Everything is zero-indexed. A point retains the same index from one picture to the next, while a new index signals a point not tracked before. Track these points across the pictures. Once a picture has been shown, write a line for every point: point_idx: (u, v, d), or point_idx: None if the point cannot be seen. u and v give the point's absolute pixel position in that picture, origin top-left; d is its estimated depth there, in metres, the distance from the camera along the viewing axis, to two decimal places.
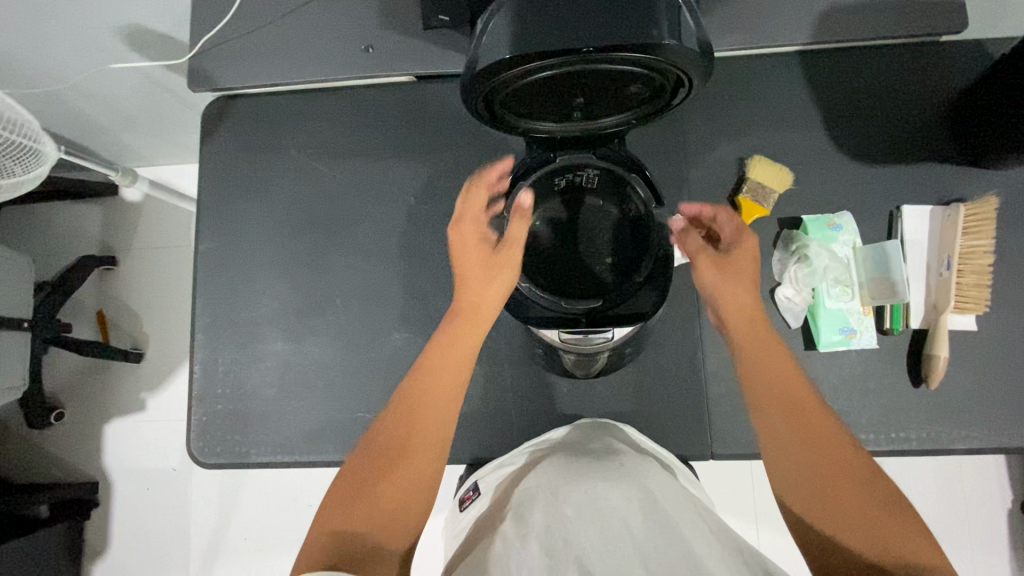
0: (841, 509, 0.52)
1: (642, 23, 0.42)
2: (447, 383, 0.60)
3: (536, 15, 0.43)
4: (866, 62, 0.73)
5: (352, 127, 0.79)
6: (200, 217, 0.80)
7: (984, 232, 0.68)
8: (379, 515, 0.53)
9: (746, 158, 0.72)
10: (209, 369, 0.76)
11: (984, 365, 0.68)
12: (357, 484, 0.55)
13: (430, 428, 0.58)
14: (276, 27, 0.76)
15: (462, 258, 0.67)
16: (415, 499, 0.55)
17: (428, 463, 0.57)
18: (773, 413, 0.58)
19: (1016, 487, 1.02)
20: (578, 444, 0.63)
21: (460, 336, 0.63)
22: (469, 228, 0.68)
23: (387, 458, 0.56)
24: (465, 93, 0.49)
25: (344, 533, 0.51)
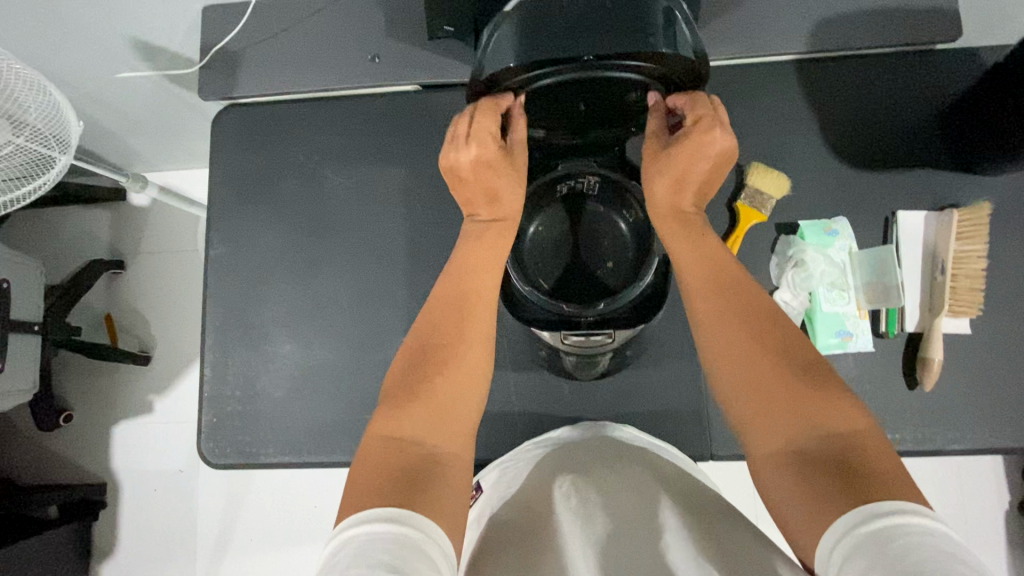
0: (773, 406, 0.49)
1: (639, 28, 0.43)
2: (494, 274, 0.60)
3: (539, 23, 0.44)
4: (863, 70, 0.75)
5: (359, 134, 0.81)
6: (210, 222, 0.81)
7: (976, 238, 0.69)
8: (435, 416, 0.52)
9: (746, 165, 0.73)
10: (218, 371, 0.78)
11: (978, 368, 0.69)
12: (406, 387, 0.53)
13: (482, 324, 0.58)
14: (284, 38, 0.78)
15: (479, 182, 0.60)
16: (467, 400, 0.55)
17: (479, 363, 0.57)
18: (714, 317, 0.55)
19: (1015, 490, 1.03)
20: (580, 441, 0.67)
21: (494, 244, 0.61)
22: (488, 151, 0.58)
23: (433, 362, 0.55)
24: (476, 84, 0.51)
25: (402, 436, 0.50)
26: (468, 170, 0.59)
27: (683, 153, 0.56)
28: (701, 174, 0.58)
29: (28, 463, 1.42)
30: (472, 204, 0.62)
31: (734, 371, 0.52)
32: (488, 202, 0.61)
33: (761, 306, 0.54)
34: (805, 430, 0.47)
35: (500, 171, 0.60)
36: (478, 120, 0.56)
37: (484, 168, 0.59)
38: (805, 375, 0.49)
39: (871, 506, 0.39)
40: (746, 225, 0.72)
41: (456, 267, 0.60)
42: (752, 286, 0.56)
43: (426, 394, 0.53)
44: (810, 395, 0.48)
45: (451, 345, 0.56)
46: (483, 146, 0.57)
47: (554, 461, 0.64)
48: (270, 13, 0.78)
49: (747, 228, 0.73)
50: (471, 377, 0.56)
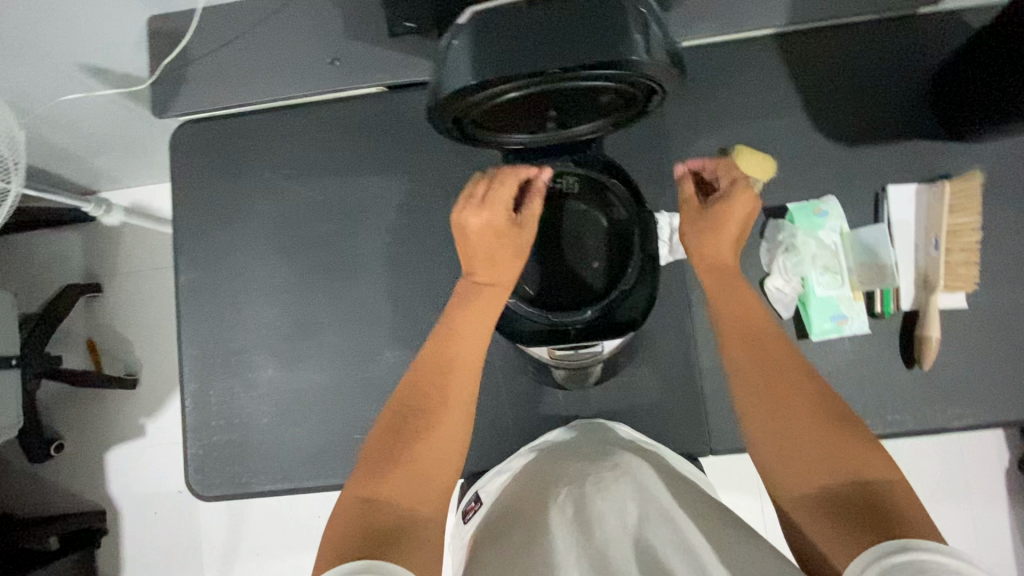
0: (802, 445, 0.49)
1: (614, 33, 0.38)
2: (478, 336, 0.58)
3: (495, 31, 0.38)
4: (845, 41, 0.72)
5: (324, 143, 0.78)
6: (178, 247, 0.78)
7: (968, 209, 0.67)
8: (415, 480, 0.51)
9: (730, 148, 0.72)
10: (200, 403, 0.75)
11: (976, 342, 0.68)
12: (386, 451, 0.52)
13: (463, 386, 0.57)
14: (238, 47, 0.74)
15: (483, 245, 0.59)
16: (450, 466, 0.54)
17: (459, 428, 0.55)
18: (740, 353, 0.56)
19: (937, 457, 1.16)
20: (574, 444, 0.65)
21: (477, 307, 0.59)
22: (496, 214, 0.59)
23: (415, 422, 0.54)
24: (432, 116, 0.45)
25: (379, 498, 0.49)
26: (473, 230, 0.59)
27: (721, 215, 0.61)
28: (733, 236, 0.62)
29: (24, 495, 1.39)
30: (473, 263, 0.60)
31: (761, 406, 0.52)
32: (481, 262, 0.60)
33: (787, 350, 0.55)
34: (835, 469, 0.47)
35: (502, 235, 0.59)
36: (498, 188, 0.59)
37: (491, 234, 0.59)
38: (833, 418, 0.50)
39: (905, 540, 0.38)
40: None
41: (443, 327, 0.59)
42: (774, 329, 0.57)
43: (404, 459, 0.52)
44: (841, 437, 0.48)
45: (433, 407, 0.55)
46: (495, 212, 0.59)
47: (547, 469, 0.61)
48: (223, 20, 0.74)
49: None
50: (453, 440, 0.55)
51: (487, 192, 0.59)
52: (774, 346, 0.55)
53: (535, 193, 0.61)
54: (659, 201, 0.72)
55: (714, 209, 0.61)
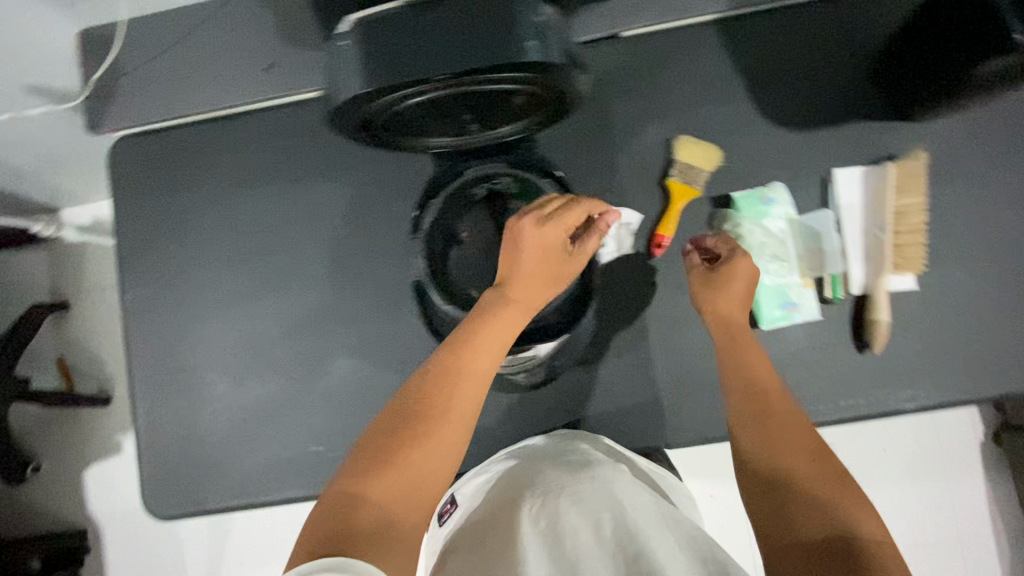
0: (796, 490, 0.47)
1: (510, 36, 0.36)
2: (492, 353, 0.56)
3: (382, 35, 0.36)
4: (790, 21, 0.70)
5: (264, 152, 0.76)
6: (122, 265, 0.76)
7: (913, 190, 0.67)
8: (405, 482, 0.47)
9: (673, 139, 0.71)
10: (153, 422, 0.74)
11: (927, 323, 0.67)
12: (380, 448, 0.49)
13: (472, 396, 0.53)
14: (169, 57, 0.73)
15: (531, 260, 0.60)
16: (442, 475, 0.49)
17: (457, 445, 0.51)
18: (741, 398, 0.56)
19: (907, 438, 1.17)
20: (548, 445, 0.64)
21: (501, 317, 0.58)
22: (554, 231, 0.61)
23: (417, 424, 0.50)
24: (336, 122, 0.42)
25: (364, 496, 0.46)
26: (529, 239, 0.60)
27: (728, 271, 0.62)
28: (742, 294, 0.62)
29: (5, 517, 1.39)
30: (514, 274, 0.60)
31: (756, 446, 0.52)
32: (522, 274, 0.60)
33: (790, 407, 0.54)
34: (824, 515, 0.45)
35: (549, 255, 0.61)
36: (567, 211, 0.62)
37: (541, 250, 0.61)
38: (825, 468, 0.49)
39: None
40: (678, 204, 0.69)
41: (462, 332, 0.57)
42: (778, 387, 0.57)
43: (399, 459, 0.48)
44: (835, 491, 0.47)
45: (437, 412, 0.51)
46: (555, 231, 0.61)
47: (520, 474, 0.62)
48: (152, 30, 0.72)
49: (681, 207, 0.70)
50: (452, 450, 0.50)
51: (557, 213, 0.62)
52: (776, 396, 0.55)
53: (594, 231, 0.64)
54: (605, 196, 0.71)
55: (721, 265, 0.63)
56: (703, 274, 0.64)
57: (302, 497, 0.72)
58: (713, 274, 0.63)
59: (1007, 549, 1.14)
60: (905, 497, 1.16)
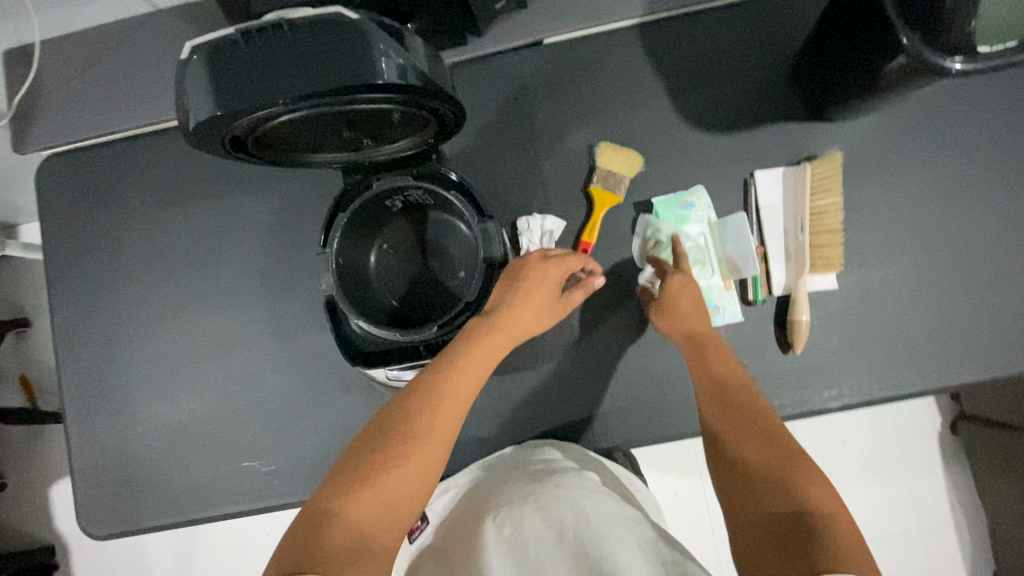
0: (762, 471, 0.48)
1: (353, 60, 0.37)
2: (480, 382, 0.55)
3: (230, 54, 0.36)
4: (706, 25, 0.71)
5: (189, 167, 0.75)
6: (50, 286, 0.76)
7: (830, 191, 0.67)
8: (383, 502, 0.46)
9: (595, 145, 0.71)
10: (86, 441, 0.74)
11: (848, 322, 0.68)
12: (359, 468, 0.47)
13: (454, 424, 0.52)
14: (90, 75, 0.72)
15: (528, 288, 0.59)
16: (416, 498, 0.48)
17: (433, 472, 0.49)
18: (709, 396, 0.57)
19: (866, 433, 1.17)
20: (511, 455, 0.67)
21: (490, 345, 0.56)
22: (554, 267, 0.60)
23: (400, 446, 0.49)
24: (198, 141, 0.42)
25: (340, 516, 0.45)
26: (529, 268, 0.60)
27: (671, 295, 0.63)
28: (693, 309, 0.62)
29: None
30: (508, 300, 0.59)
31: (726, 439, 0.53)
32: (517, 302, 0.59)
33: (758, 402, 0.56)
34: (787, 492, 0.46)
35: (545, 289, 0.60)
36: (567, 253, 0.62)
37: (537, 279, 0.60)
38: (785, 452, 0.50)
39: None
40: (600, 210, 0.69)
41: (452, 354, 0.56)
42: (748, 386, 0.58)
43: (377, 480, 0.47)
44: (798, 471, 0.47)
45: (422, 436, 0.50)
46: (554, 266, 0.60)
47: (489, 485, 0.65)
48: (73, 49, 0.72)
49: (604, 213, 0.70)
50: (429, 477, 0.49)
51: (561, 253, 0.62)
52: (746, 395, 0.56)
53: (585, 284, 0.63)
54: (529, 203, 0.71)
55: (666, 289, 0.63)
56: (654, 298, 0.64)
57: (236, 513, 0.72)
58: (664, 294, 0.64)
59: (967, 538, 1.15)
60: (865, 491, 1.16)
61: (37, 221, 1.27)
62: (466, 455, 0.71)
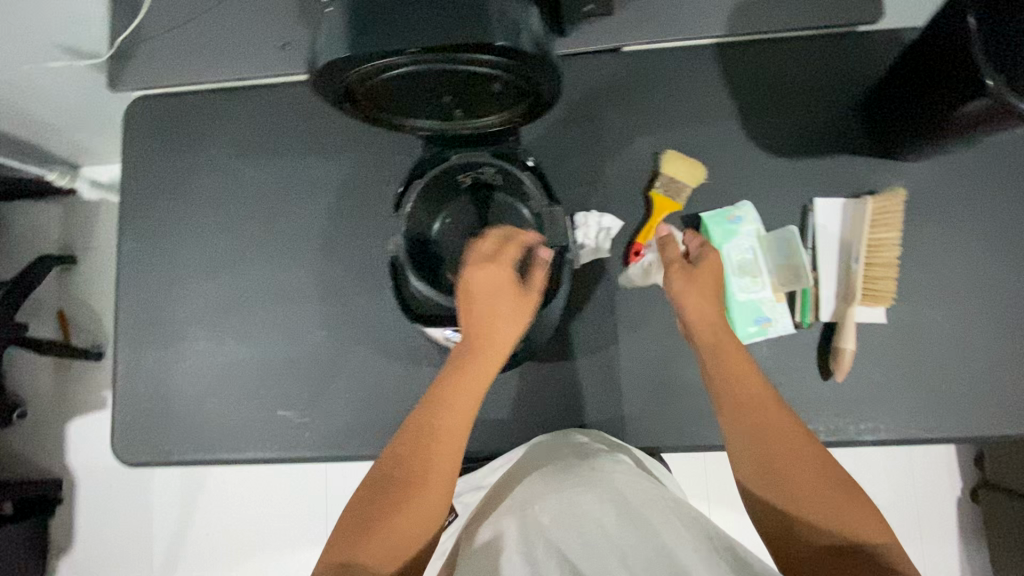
0: (807, 497, 0.52)
1: (478, 23, 0.39)
2: (466, 405, 0.57)
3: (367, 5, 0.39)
4: (784, 54, 0.73)
5: (270, 124, 0.79)
6: (122, 216, 0.80)
7: (890, 225, 0.68)
8: (392, 548, 0.51)
9: (661, 152, 0.73)
10: (133, 369, 0.77)
11: (893, 358, 0.68)
12: (367, 516, 0.52)
13: (448, 463, 0.55)
14: (193, 26, 0.77)
15: (488, 301, 0.59)
16: (425, 537, 0.53)
17: (439, 501, 0.54)
18: (738, 412, 0.57)
19: (884, 482, 1.15)
20: (543, 447, 0.67)
21: (468, 369, 0.58)
22: (500, 269, 0.59)
23: (400, 486, 0.53)
24: (321, 92, 0.45)
25: (355, 561, 0.50)
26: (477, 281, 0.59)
27: (686, 298, 0.62)
28: (713, 285, 0.63)
29: None
30: (472, 319, 0.59)
31: (756, 457, 0.55)
32: (479, 319, 0.59)
33: (786, 420, 0.57)
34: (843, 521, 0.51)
35: (503, 292, 0.59)
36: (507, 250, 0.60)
37: (492, 287, 0.59)
38: (824, 471, 0.54)
39: None
40: (659, 214, 0.71)
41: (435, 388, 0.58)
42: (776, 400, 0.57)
43: (385, 525, 0.52)
44: (838, 493, 0.52)
45: (421, 471, 0.54)
46: (501, 267, 0.59)
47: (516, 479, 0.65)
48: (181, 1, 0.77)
49: (661, 217, 0.71)
50: (436, 504, 0.54)
51: (500, 249, 0.60)
52: (775, 412, 0.57)
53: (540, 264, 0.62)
54: (590, 199, 0.73)
55: (677, 291, 0.62)
56: (686, 268, 0.63)
57: (265, 459, 0.74)
58: (698, 269, 0.63)
59: None
60: None
61: (111, 163, 1.34)
62: (496, 436, 0.72)
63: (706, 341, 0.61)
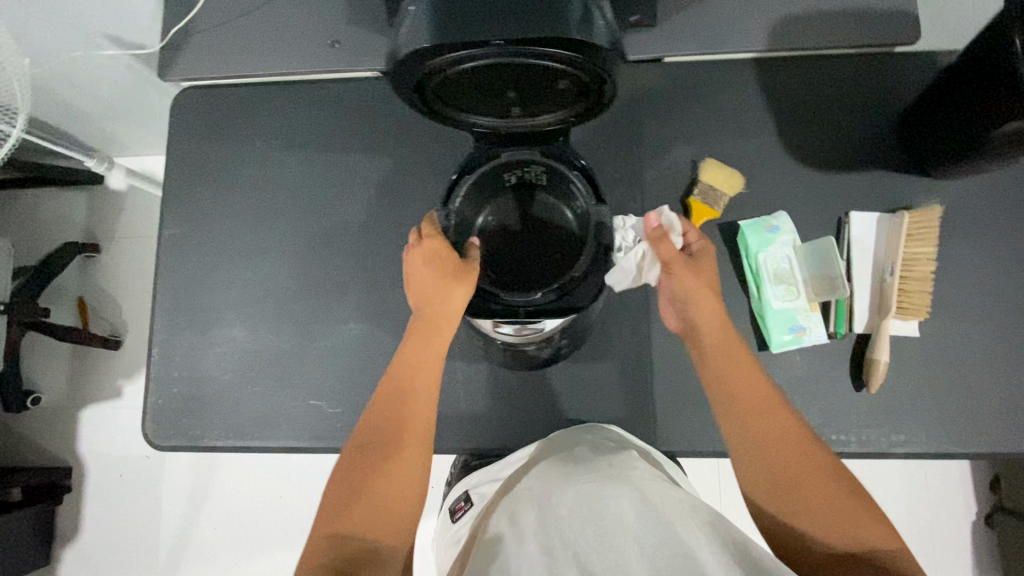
0: (816, 500, 0.54)
1: (553, 18, 0.41)
2: (428, 377, 0.63)
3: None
4: (823, 70, 0.75)
5: (315, 118, 0.81)
6: (164, 202, 0.81)
7: (926, 240, 0.69)
8: (377, 515, 0.56)
9: (699, 161, 0.74)
10: (167, 353, 0.77)
11: (925, 372, 0.68)
12: (352, 488, 0.57)
13: (422, 421, 0.61)
14: (245, 20, 0.79)
15: (428, 281, 0.63)
16: (411, 497, 0.58)
17: (415, 467, 0.59)
18: (744, 414, 0.59)
19: (899, 501, 1.15)
20: (555, 445, 0.66)
21: (421, 346, 0.63)
22: (433, 251, 0.63)
23: (379, 458, 0.58)
24: (394, 83, 0.48)
25: (346, 532, 0.54)
26: (415, 269, 0.64)
27: (692, 298, 0.64)
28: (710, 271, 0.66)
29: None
30: (422, 301, 0.64)
31: (761, 458, 0.57)
32: (428, 299, 0.63)
33: (791, 424, 0.58)
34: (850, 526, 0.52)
35: (445, 268, 0.63)
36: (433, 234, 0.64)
37: (433, 267, 0.63)
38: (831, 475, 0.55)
39: None
40: (696, 221, 0.72)
41: (398, 366, 0.63)
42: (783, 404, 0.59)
43: (367, 494, 0.56)
44: (842, 495, 0.54)
45: (394, 442, 0.59)
46: (433, 247, 0.63)
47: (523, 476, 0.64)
48: None
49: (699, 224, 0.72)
50: (413, 470, 0.58)
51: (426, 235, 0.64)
52: (779, 415, 0.58)
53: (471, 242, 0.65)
54: (628, 204, 0.74)
55: (683, 288, 0.64)
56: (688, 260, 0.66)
57: (295, 448, 0.74)
58: (698, 262, 0.66)
59: None
60: None
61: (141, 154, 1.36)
62: (527, 434, 0.72)
63: (712, 344, 0.63)
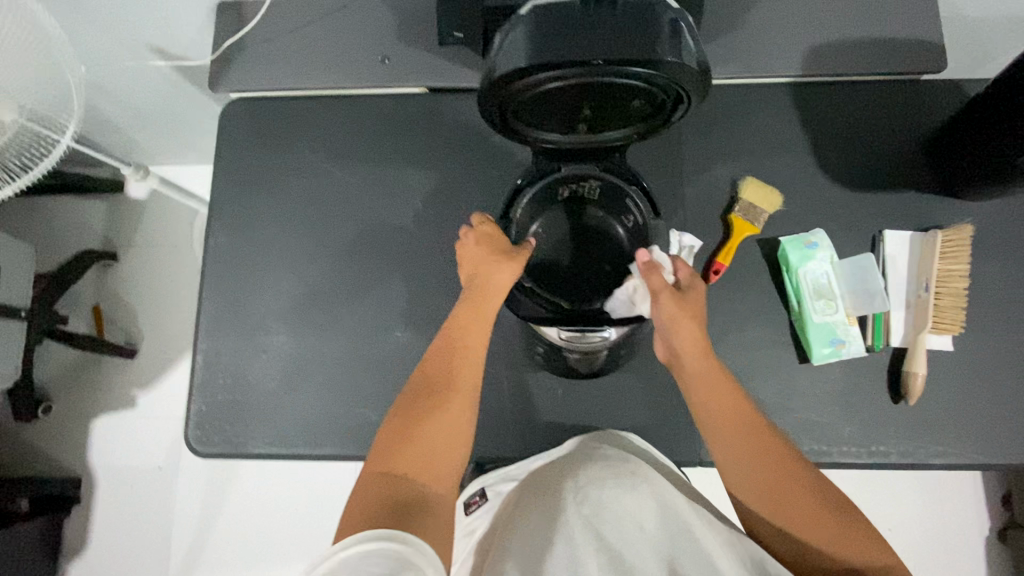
0: (808, 517, 0.55)
1: (644, 37, 0.45)
2: (478, 344, 0.63)
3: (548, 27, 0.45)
4: (855, 95, 0.79)
5: (362, 131, 0.82)
6: (211, 210, 0.82)
7: (959, 258, 0.72)
8: (422, 459, 0.57)
9: (740, 179, 0.77)
10: (212, 360, 0.77)
11: (960, 385, 0.71)
12: (400, 434, 0.58)
13: (468, 379, 0.62)
14: (296, 35, 0.81)
15: (479, 254, 0.66)
16: (453, 450, 0.58)
17: (460, 422, 0.59)
18: (734, 437, 0.59)
19: (916, 515, 1.17)
20: (573, 449, 0.68)
21: (473, 312, 0.64)
22: (484, 233, 0.66)
23: (426, 408, 0.60)
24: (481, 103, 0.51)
25: (394, 472, 0.56)
26: (467, 246, 0.67)
27: (673, 328, 0.62)
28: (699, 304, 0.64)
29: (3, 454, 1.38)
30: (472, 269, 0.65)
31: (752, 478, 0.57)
32: (477, 268, 0.65)
33: (783, 445, 0.59)
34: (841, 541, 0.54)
35: (494, 244, 0.65)
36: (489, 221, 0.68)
37: (485, 242, 0.66)
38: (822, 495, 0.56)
39: None
40: (738, 236, 0.74)
41: (445, 332, 0.64)
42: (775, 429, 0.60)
43: (415, 439, 0.58)
44: (831, 514, 0.55)
45: (440, 395, 0.60)
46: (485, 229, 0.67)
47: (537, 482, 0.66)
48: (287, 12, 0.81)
49: (740, 239, 0.75)
50: (458, 421, 0.59)
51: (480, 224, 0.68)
52: (768, 438, 0.59)
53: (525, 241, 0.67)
54: (671, 219, 0.77)
55: (666, 318, 0.62)
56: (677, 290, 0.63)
57: (340, 456, 0.74)
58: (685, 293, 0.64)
59: None
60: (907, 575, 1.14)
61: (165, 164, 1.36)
62: None
63: (701, 373, 0.61)
